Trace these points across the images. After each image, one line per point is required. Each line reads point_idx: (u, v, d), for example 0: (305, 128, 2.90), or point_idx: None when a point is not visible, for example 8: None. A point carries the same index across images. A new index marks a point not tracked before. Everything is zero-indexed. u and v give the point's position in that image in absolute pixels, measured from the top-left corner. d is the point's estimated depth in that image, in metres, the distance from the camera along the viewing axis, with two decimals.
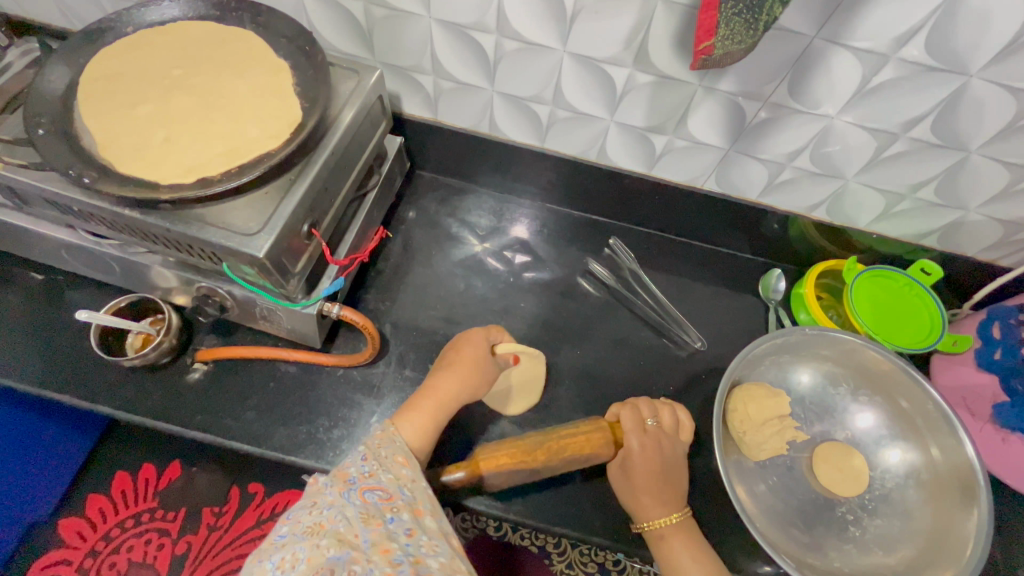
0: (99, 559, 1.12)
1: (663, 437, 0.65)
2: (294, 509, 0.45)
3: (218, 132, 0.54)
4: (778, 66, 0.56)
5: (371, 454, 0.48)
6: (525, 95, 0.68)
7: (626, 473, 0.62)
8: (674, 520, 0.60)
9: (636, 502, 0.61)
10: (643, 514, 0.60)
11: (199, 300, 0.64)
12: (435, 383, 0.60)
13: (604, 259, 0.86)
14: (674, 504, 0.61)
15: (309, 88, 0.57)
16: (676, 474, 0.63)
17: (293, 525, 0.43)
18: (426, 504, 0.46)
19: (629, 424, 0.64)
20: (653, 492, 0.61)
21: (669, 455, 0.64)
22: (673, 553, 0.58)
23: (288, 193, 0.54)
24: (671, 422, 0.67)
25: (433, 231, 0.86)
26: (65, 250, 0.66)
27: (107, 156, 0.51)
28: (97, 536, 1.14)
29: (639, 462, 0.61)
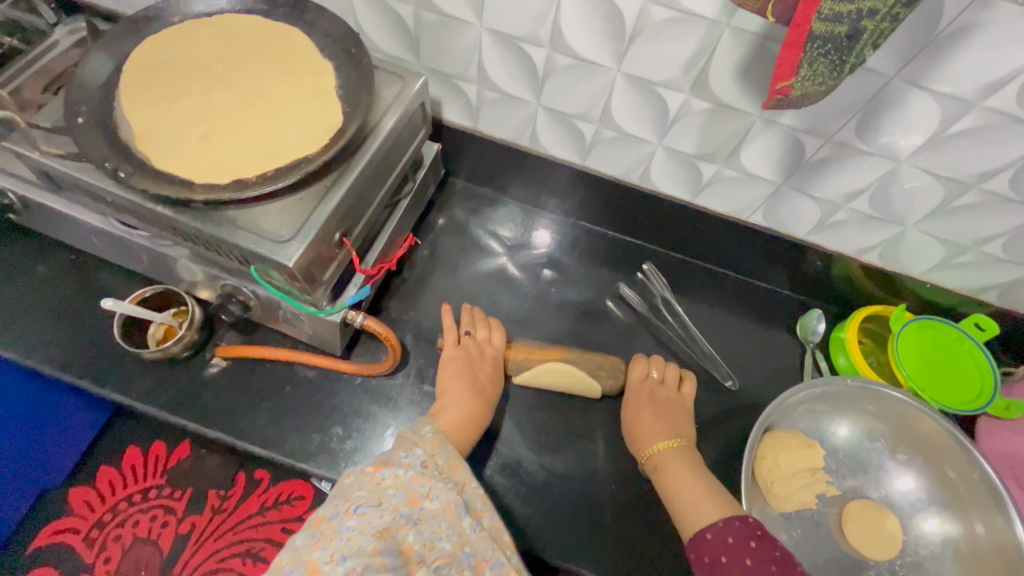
0: (105, 531, 1.14)
1: (660, 391, 0.71)
2: (361, 502, 0.42)
3: (257, 131, 0.53)
4: (848, 104, 0.52)
5: (430, 462, 0.47)
6: (572, 112, 0.65)
7: (631, 411, 0.69)
8: (673, 446, 0.64)
9: (640, 434, 0.66)
10: (649, 441, 0.65)
11: (224, 297, 0.63)
12: (451, 392, 0.64)
13: (635, 284, 0.83)
14: (669, 434, 0.66)
15: (351, 92, 0.56)
16: (676, 416, 0.69)
17: (363, 523, 0.41)
18: (479, 504, 0.47)
19: (637, 368, 0.72)
20: (657, 426, 0.66)
21: (667, 401, 0.70)
22: (669, 472, 0.61)
23: (322, 201, 0.52)
24: (675, 380, 0.72)
25: (462, 240, 0.84)
26: (95, 236, 0.66)
27: (144, 151, 0.50)
28: (105, 507, 1.16)
29: (639, 401, 0.70)
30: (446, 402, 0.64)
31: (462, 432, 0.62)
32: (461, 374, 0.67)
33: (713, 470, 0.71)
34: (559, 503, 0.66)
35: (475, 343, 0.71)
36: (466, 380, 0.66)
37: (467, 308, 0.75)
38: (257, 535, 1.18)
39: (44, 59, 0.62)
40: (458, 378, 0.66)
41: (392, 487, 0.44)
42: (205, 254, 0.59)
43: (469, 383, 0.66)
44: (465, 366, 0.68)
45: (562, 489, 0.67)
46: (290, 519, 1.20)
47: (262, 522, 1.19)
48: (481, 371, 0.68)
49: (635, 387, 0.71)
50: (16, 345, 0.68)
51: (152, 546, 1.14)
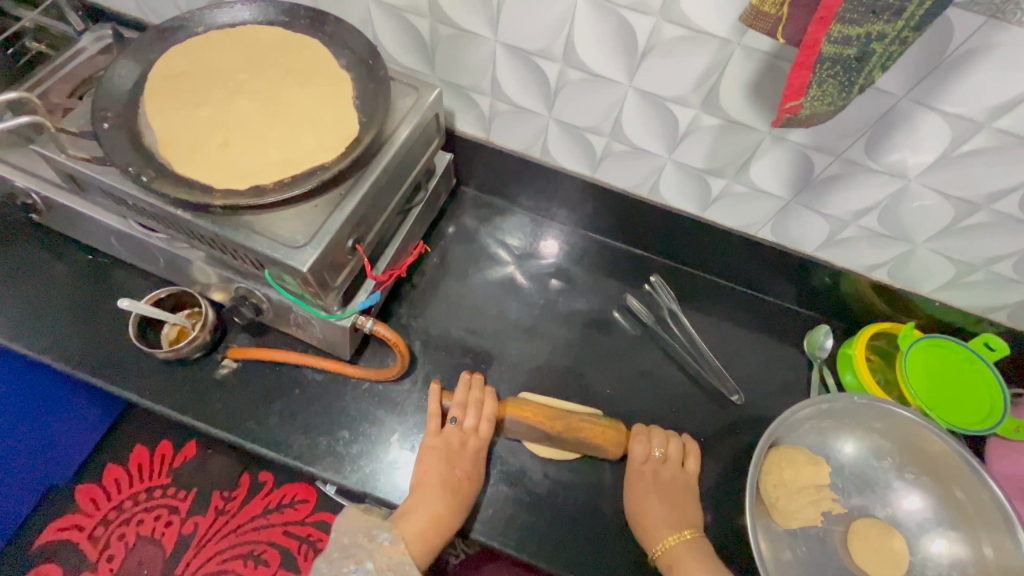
0: (109, 529, 1.16)
1: (667, 469, 0.67)
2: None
3: (275, 139, 0.54)
4: (858, 122, 0.52)
5: None
6: (583, 125, 0.66)
7: (632, 498, 0.65)
8: (681, 539, 0.61)
9: (643, 524, 0.63)
10: (656, 536, 0.61)
11: (237, 300, 0.64)
12: (429, 490, 0.61)
13: (642, 296, 0.84)
14: (680, 525, 0.63)
15: (368, 102, 0.57)
16: (682, 498, 0.66)
17: None
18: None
19: (638, 447, 0.67)
20: (660, 514, 0.63)
21: (671, 482, 0.66)
22: (688, 571, 0.58)
23: (336, 208, 0.53)
24: (679, 454, 0.68)
25: (471, 249, 0.85)
26: (114, 237, 0.67)
27: (166, 156, 0.51)
28: (110, 505, 1.18)
29: (643, 487, 0.65)
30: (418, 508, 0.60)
31: (426, 542, 0.59)
32: (448, 468, 0.63)
33: (718, 484, 0.70)
34: (562, 513, 0.66)
35: (463, 429, 0.66)
36: (443, 481, 0.62)
37: (461, 380, 0.70)
38: (259, 538, 1.18)
39: (71, 65, 0.64)
40: (446, 471, 0.62)
41: None
42: (220, 257, 0.60)
43: (444, 483, 0.62)
44: (450, 456, 0.64)
45: (565, 499, 0.67)
46: (292, 522, 1.20)
47: (264, 524, 1.19)
48: (460, 468, 0.63)
49: (640, 475, 0.66)
50: (33, 342, 0.69)
51: (155, 546, 1.15)
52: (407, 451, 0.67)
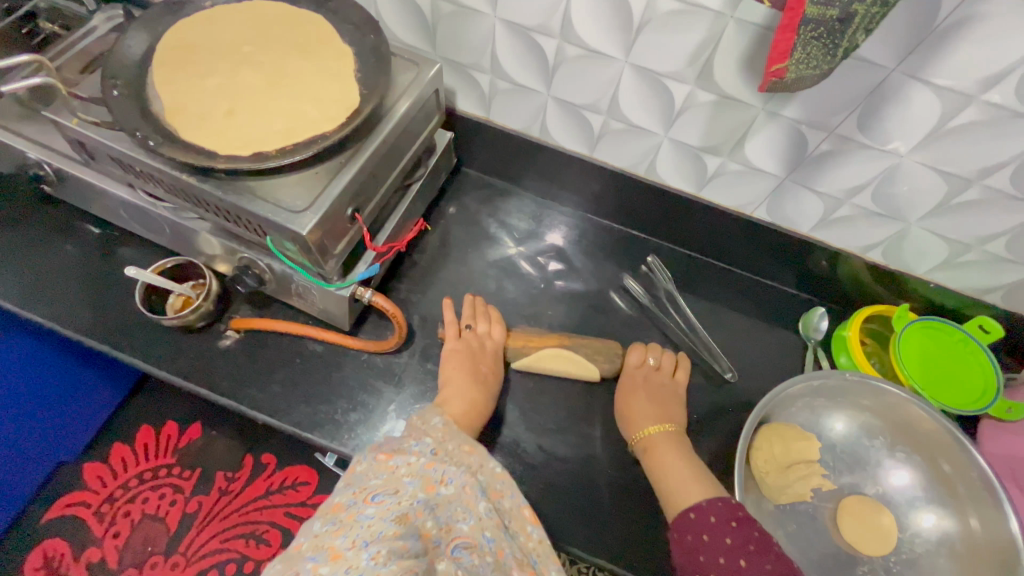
0: (116, 505, 1.20)
1: (657, 376, 0.73)
2: (377, 492, 0.45)
3: (279, 109, 0.55)
4: (849, 96, 0.53)
5: (440, 449, 0.50)
6: (581, 103, 0.67)
7: (624, 398, 0.71)
8: (663, 430, 0.67)
9: (632, 420, 0.68)
10: (638, 425, 0.68)
11: (240, 270, 0.66)
12: (456, 381, 0.67)
13: (640, 277, 0.84)
14: (663, 418, 0.68)
15: (369, 75, 0.58)
16: (669, 399, 0.71)
17: (381, 509, 0.43)
18: (500, 485, 0.49)
19: (634, 360, 0.74)
20: (650, 409, 0.69)
21: (659, 386, 0.72)
22: (663, 458, 0.64)
23: (336, 175, 0.55)
24: (669, 367, 0.74)
25: (471, 229, 0.86)
26: (123, 208, 0.69)
27: (174, 123, 0.53)
28: (116, 483, 1.22)
29: (635, 386, 0.71)
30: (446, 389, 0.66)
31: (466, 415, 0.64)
32: (459, 363, 0.69)
33: (709, 460, 0.71)
34: (554, 484, 0.67)
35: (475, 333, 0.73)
36: (472, 373, 0.68)
37: (466, 299, 0.76)
38: (262, 518, 1.22)
39: (83, 40, 0.66)
40: (465, 369, 0.68)
41: (408, 475, 0.46)
42: (224, 226, 0.62)
43: (470, 374, 0.68)
44: (465, 352, 0.70)
45: (558, 471, 0.68)
46: (294, 503, 1.24)
47: (267, 504, 1.23)
48: (483, 363, 0.70)
49: (630, 376, 0.73)
50: (43, 310, 0.72)
51: (160, 523, 1.19)
52: (404, 420, 0.69)
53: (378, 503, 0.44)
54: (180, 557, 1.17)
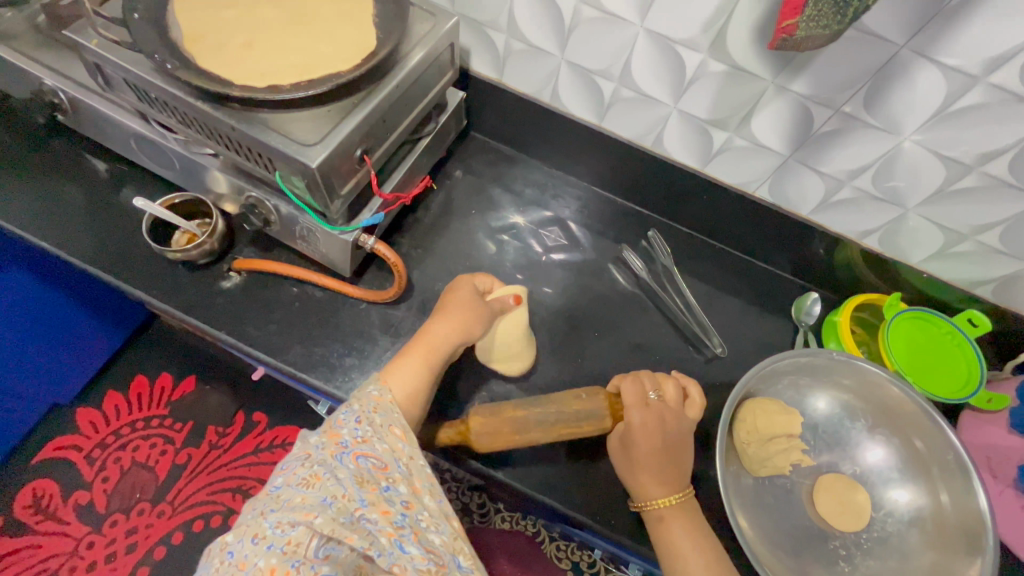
0: (107, 451, 1.27)
1: (666, 411, 0.62)
2: (289, 461, 0.50)
3: (295, 44, 0.56)
4: (857, 72, 0.54)
5: (365, 418, 0.52)
6: (593, 68, 0.68)
7: (627, 448, 0.60)
8: (674, 502, 0.59)
9: (637, 484, 0.60)
10: (647, 494, 0.60)
11: (247, 209, 0.67)
12: (424, 332, 0.64)
13: (639, 251, 0.85)
14: (676, 485, 0.60)
15: (387, 21, 0.59)
16: (678, 448, 0.62)
17: (288, 476, 0.48)
18: (423, 483, 0.49)
19: (640, 416, 0.61)
20: (655, 472, 0.59)
21: (672, 426, 0.62)
22: (672, 536, 0.58)
23: (348, 114, 0.55)
24: (676, 395, 0.65)
25: (476, 192, 0.87)
26: (134, 140, 0.70)
27: (191, 50, 0.54)
28: (108, 430, 1.28)
29: (642, 437, 0.60)
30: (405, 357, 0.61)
31: (412, 389, 0.59)
32: (435, 324, 0.65)
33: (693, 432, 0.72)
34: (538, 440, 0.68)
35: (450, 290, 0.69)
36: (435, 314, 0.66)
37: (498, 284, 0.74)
38: (250, 474, 1.27)
39: None
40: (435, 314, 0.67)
41: (317, 443, 0.50)
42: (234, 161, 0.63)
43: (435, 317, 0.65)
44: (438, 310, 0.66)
45: None
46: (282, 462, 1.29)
47: (255, 461, 1.28)
48: (451, 300, 0.67)
49: (642, 423, 0.60)
50: (47, 236, 0.73)
51: (149, 472, 1.25)
52: None
53: (292, 470, 0.49)
54: (167, 506, 1.23)
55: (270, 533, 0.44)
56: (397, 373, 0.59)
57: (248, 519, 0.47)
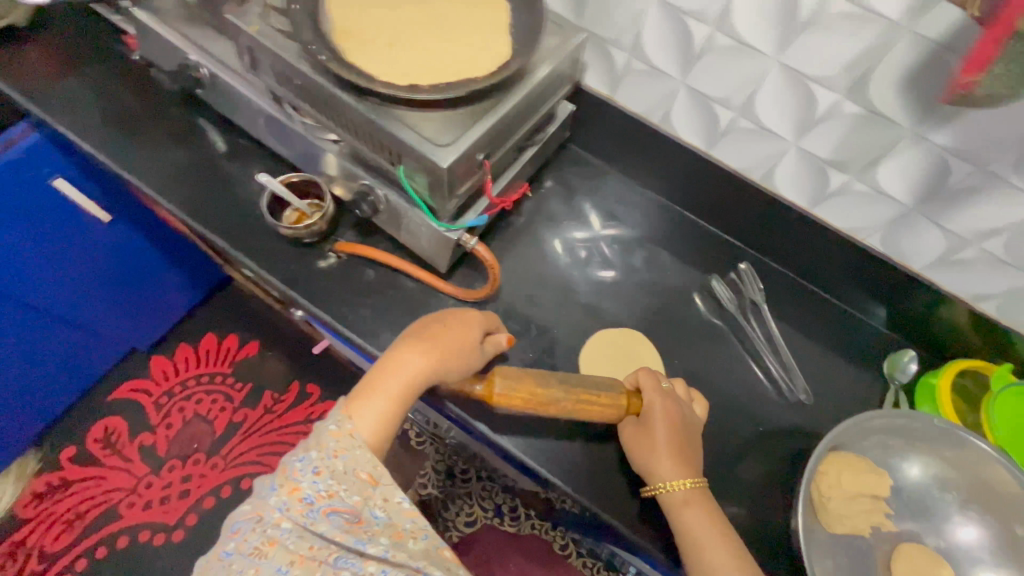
0: (173, 399, 1.55)
1: (676, 400, 0.66)
2: (240, 521, 0.50)
3: (436, 46, 0.58)
4: (1013, 133, 0.52)
5: (323, 467, 0.51)
6: (714, 95, 0.68)
7: (647, 431, 0.62)
8: (695, 485, 0.60)
9: (654, 464, 0.61)
10: (663, 475, 0.60)
11: (359, 196, 0.70)
12: (396, 359, 0.57)
13: (727, 282, 0.83)
14: (690, 469, 0.61)
15: (522, 32, 0.60)
16: (689, 436, 0.64)
17: (239, 543, 0.48)
18: (405, 525, 0.52)
19: (660, 401, 0.63)
20: (672, 452, 0.61)
21: (685, 415, 0.65)
22: (692, 519, 0.58)
23: (477, 120, 0.57)
24: (684, 395, 0.68)
25: (567, 203, 0.88)
26: (262, 119, 0.75)
27: (342, 43, 0.57)
28: (175, 379, 1.57)
29: (659, 416, 0.62)
30: (377, 390, 0.55)
31: (383, 429, 0.55)
32: (421, 351, 0.57)
33: (763, 476, 0.71)
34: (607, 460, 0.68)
35: (461, 322, 0.62)
36: (423, 338, 0.59)
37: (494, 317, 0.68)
38: None
39: None
40: (427, 333, 0.59)
41: (274, 504, 0.49)
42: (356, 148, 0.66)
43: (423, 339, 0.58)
44: (429, 334, 0.59)
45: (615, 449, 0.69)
46: None
47: None
48: (456, 330, 0.61)
49: (661, 407, 0.63)
50: (174, 200, 0.79)
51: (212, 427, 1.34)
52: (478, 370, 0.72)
53: (244, 533, 0.49)
54: None
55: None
56: (365, 415, 0.54)
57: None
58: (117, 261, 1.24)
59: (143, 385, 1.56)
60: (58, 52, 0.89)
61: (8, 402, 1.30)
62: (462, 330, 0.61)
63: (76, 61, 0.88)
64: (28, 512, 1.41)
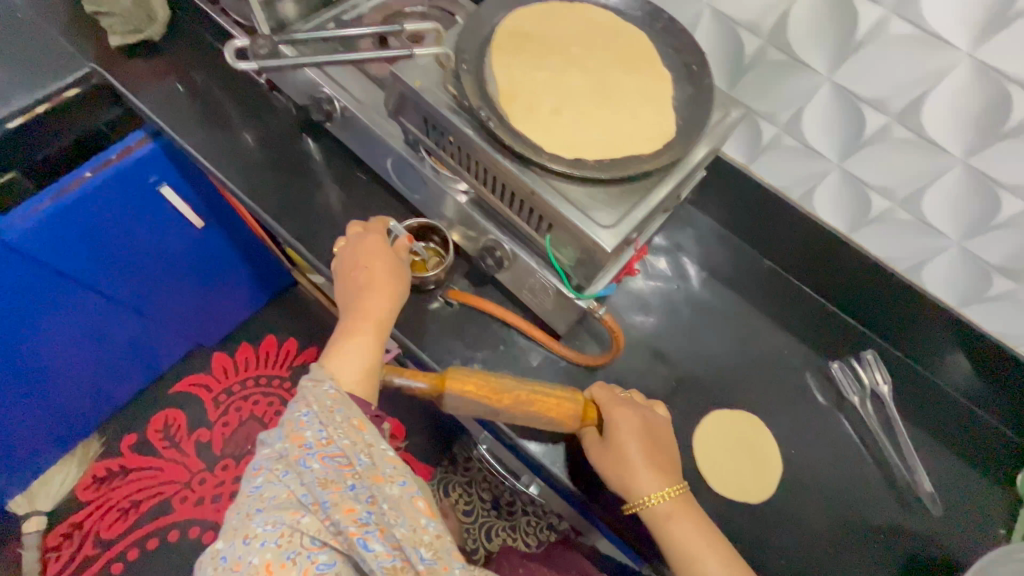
0: (231, 398, 1.56)
1: (639, 408, 0.66)
2: (261, 463, 0.56)
3: (600, 118, 0.56)
4: None
5: (326, 418, 0.55)
6: (875, 183, 0.67)
7: (616, 445, 0.61)
8: (676, 492, 0.60)
9: (630, 479, 0.60)
10: (643, 490, 0.60)
11: (484, 250, 0.69)
12: (366, 311, 0.65)
13: (849, 367, 0.78)
14: (669, 477, 0.61)
15: (688, 108, 0.58)
16: (660, 441, 0.64)
17: (265, 478, 0.54)
18: (385, 470, 0.54)
19: (622, 410, 0.63)
20: (644, 461, 0.61)
21: (649, 421, 0.65)
22: (679, 531, 0.58)
23: (639, 200, 0.55)
24: (643, 400, 0.69)
25: (679, 266, 0.86)
26: (390, 160, 0.75)
27: (506, 108, 0.55)
28: (233, 379, 1.58)
29: (625, 428, 0.62)
30: (349, 350, 0.63)
31: (365, 380, 0.62)
32: (367, 296, 0.66)
33: None
34: None
35: (369, 254, 0.69)
36: (388, 286, 0.67)
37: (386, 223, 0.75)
38: None
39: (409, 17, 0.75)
40: (366, 277, 0.67)
41: (279, 444, 0.55)
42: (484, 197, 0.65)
43: (385, 286, 0.67)
44: (361, 285, 0.67)
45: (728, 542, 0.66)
46: None
47: None
48: (378, 259, 0.69)
49: (624, 417, 0.63)
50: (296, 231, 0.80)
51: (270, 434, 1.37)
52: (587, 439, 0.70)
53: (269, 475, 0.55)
54: None
55: (260, 533, 0.51)
56: (347, 370, 0.61)
57: (234, 524, 0.53)
58: (189, 257, 1.25)
59: (203, 380, 1.57)
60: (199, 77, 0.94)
61: (89, 391, 1.34)
62: (389, 256, 0.69)
63: (214, 91, 0.94)
64: (87, 494, 1.43)
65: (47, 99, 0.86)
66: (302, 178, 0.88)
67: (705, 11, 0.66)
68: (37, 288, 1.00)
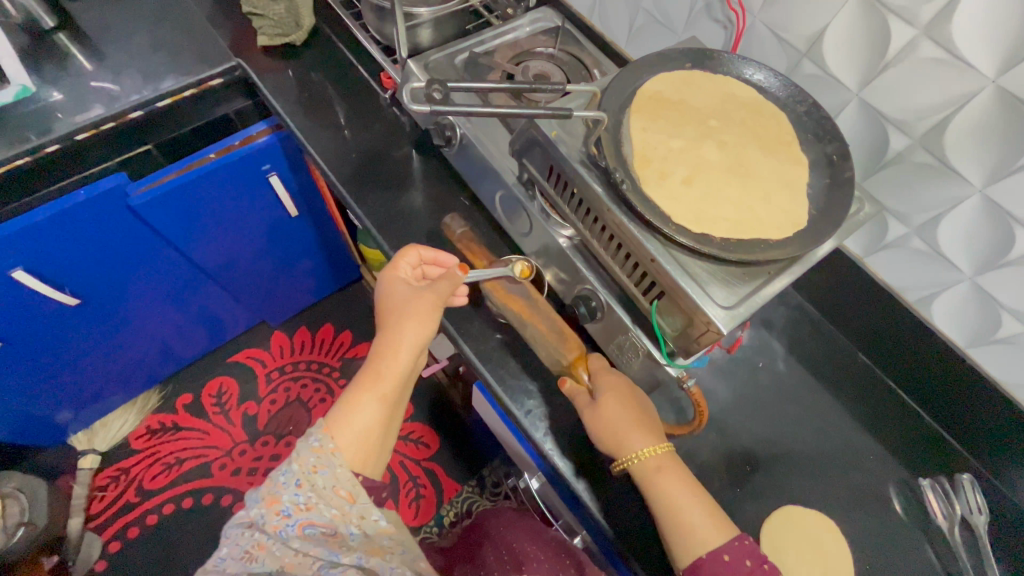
0: (281, 377, 1.58)
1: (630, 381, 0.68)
2: (231, 530, 0.54)
3: (730, 195, 0.56)
4: None
5: (305, 482, 0.54)
6: (1011, 304, 0.64)
7: (607, 404, 0.62)
8: (663, 448, 0.60)
9: (621, 437, 0.60)
10: (632, 445, 0.60)
11: (579, 298, 0.68)
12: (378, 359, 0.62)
13: (941, 490, 0.72)
14: (658, 435, 0.62)
15: (823, 197, 0.56)
16: (650, 408, 0.65)
17: (230, 548, 0.52)
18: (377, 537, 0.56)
19: (612, 374, 0.66)
20: (636, 419, 0.61)
21: (639, 392, 0.66)
22: (666, 484, 0.58)
23: (764, 283, 0.54)
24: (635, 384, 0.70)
25: (765, 347, 0.83)
26: (500, 194, 0.76)
27: (639, 173, 0.56)
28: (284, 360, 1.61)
29: (616, 386, 0.64)
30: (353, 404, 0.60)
31: (365, 440, 0.58)
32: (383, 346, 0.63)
33: None
34: None
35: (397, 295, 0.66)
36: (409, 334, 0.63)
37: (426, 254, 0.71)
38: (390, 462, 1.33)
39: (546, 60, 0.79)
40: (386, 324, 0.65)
41: (255, 506, 0.53)
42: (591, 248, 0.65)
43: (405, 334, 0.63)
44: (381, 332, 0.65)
45: None
46: (411, 456, 1.34)
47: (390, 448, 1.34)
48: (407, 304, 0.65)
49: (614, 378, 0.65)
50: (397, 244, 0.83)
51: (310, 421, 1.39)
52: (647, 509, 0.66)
53: (235, 539, 0.53)
54: None
55: None
56: (345, 428, 0.58)
57: None
58: (273, 239, 1.27)
59: (261, 356, 1.61)
60: (330, 85, 1.00)
61: (159, 351, 1.40)
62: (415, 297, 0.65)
63: (338, 97, 0.99)
64: (139, 443, 1.47)
65: (195, 84, 0.95)
66: (406, 191, 0.91)
67: (853, 101, 0.66)
68: (134, 245, 1.04)
